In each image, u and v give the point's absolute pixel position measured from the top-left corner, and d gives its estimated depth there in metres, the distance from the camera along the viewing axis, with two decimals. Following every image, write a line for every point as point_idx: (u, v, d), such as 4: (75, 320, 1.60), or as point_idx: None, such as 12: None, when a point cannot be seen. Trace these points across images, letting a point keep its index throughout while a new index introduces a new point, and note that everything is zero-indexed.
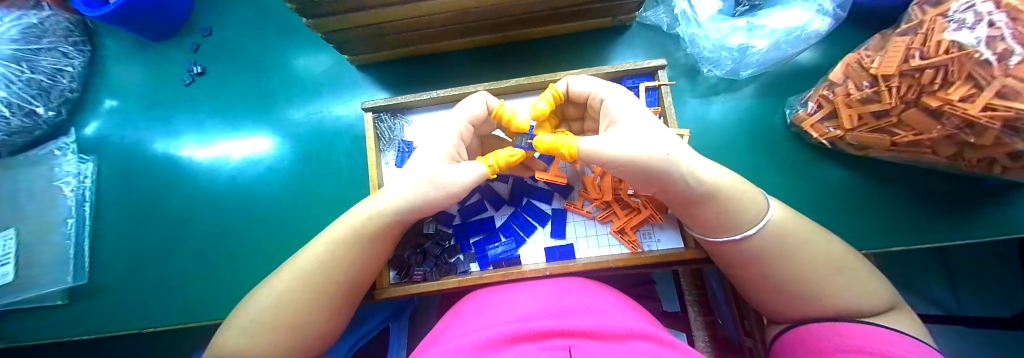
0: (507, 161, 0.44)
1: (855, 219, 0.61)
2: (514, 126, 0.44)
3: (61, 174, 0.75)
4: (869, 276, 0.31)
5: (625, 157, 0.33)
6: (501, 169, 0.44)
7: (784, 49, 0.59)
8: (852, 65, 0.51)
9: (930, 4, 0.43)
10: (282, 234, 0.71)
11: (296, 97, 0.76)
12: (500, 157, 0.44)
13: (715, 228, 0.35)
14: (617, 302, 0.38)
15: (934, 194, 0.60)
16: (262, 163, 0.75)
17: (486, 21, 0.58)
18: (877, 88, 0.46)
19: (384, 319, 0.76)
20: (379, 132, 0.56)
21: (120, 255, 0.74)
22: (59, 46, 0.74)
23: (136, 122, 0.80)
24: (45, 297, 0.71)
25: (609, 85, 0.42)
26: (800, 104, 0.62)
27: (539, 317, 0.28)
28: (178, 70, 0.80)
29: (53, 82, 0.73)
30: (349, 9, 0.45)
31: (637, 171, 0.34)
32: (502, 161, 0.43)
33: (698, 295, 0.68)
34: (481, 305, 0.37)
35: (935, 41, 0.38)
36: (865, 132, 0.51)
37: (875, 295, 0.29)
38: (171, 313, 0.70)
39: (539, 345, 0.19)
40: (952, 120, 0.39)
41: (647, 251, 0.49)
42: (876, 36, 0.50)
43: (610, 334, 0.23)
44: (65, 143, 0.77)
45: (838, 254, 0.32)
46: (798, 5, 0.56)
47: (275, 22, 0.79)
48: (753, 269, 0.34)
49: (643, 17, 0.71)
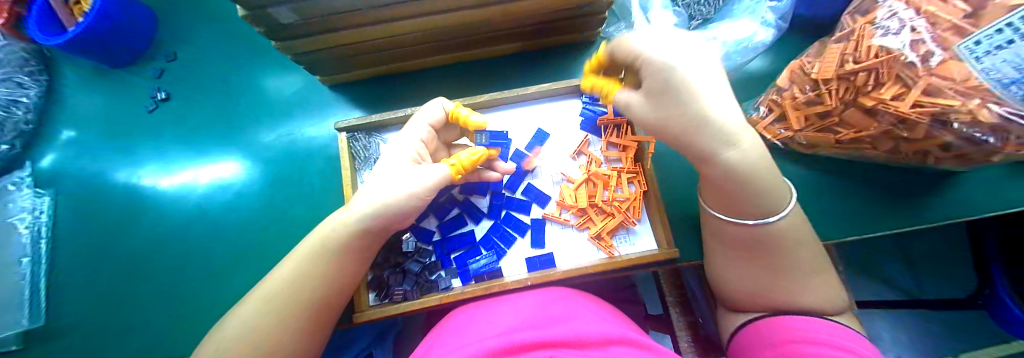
0: (471, 161, 0.48)
1: (817, 213, 0.65)
2: (470, 125, 0.50)
3: (15, 210, 0.70)
4: (827, 274, 0.40)
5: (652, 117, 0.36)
6: (465, 169, 0.48)
7: (735, 59, 0.62)
8: (796, 71, 0.54)
9: (859, 14, 0.47)
10: (254, 260, 0.68)
11: (265, 120, 0.75)
12: (462, 157, 0.48)
13: (735, 210, 0.37)
14: (598, 310, 0.40)
15: (884, 185, 0.64)
16: (230, 188, 0.72)
17: (455, 39, 0.59)
18: (818, 92, 0.49)
19: (366, 346, 0.75)
20: (354, 152, 0.57)
21: (82, 293, 0.70)
22: (13, 77, 0.72)
23: (94, 153, 0.77)
24: (0, 342, 0.66)
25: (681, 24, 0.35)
26: (754, 108, 0.66)
27: (521, 328, 0.32)
28: (141, 96, 0.78)
29: (7, 114, 0.71)
30: (310, 33, 0.45)
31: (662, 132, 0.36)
32: (466, 161, 0.47)
33: (680, 296, 0.67)
34: (466, 321, 0.39)
35: (865, 46, 0.42)
36: (812, 131, 0.55)
37: (827, 296, 0.38)
38: (136, 354, 0.65)
39: None
40: (886, 118, 0.43)
41: (624, 255, 0.51)
42: (816, 44, 0.54)
43: (587, 343, 0.28)
44: (20, 177, 0.73)
45: (813, 256, 0.39)
46: (745, 17, 0.61)
47: (244, 45, 0.79)
48: (758, 262, 0.39)
49: (605, 33, 0.73)
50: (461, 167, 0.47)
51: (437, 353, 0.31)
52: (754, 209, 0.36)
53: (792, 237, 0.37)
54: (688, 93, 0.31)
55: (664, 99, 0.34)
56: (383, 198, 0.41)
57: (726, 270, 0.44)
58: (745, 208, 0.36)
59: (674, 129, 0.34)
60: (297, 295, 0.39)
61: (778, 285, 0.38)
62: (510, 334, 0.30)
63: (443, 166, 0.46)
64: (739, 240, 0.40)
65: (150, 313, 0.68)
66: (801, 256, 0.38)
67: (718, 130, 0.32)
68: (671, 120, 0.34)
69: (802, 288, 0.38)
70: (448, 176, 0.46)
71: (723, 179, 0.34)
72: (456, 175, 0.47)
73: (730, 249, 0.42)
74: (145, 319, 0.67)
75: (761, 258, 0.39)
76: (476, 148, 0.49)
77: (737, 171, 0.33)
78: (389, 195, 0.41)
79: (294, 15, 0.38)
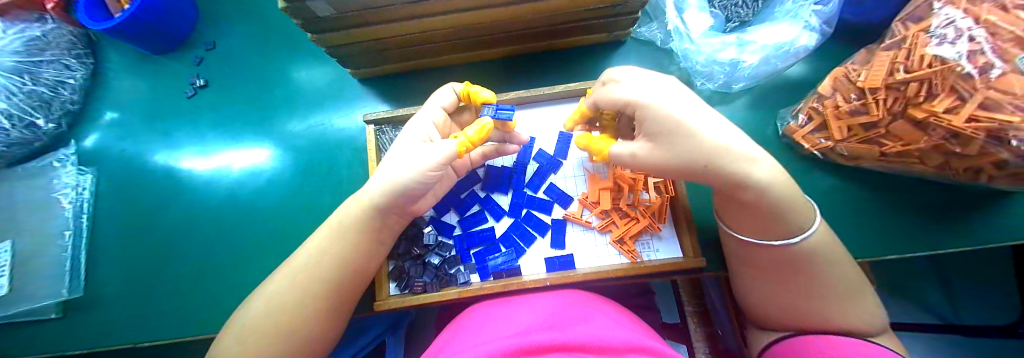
0: (479, 137, 0.41)
1: (852, 227, 0.62)
2: (480, 101, 0.48)
3: (60, 185, 0.74)
4: (867, 297, 0.38)
5: (664, 165, 0.35)
6: (475, 147, 0.42)
7: (774, 63, 0.61)
8: (840, 78, 0.52)
9: (913, 20, 0.44)
10: (277, 244, 0.70)
11: (296, 110, 0.77)
12: (468, 133, 0.41)
13: (768, 234, 0.36)
14: (615, 314, 0.40)
15: (927, 202, 0.61)
16: (263, 175, 0.75)
17: (486, 36, 0.59)
18: (865, 101, 0.47)
19: (380, 333, 0.77)
20: (380, 144, 0.58)
21: (117, 267, 0.73)
22: (62, 59, 0.75)
23: (136, 134, 0.81)
24: (41, 310, 0.68)
25: (658, 76, 0.38)
26: (791, 116, 0.64)
27: (540, 329, 0.32)
28: (180, 82, 0.81)
29: (55, 94, 0.74)
30: (348, 25, 0.45)
31: (680, 175, 0.35)
32: (473, 137, 0.41)
33: (698, 307, 0.67)
34: (483, 319, 0.39)
35: (918, 55, 0.40)
36: (854, 142, 0.53)
37: (870, 319, 0.36)
38: (163, 329, 0.68)
39: None
40: (937, 131, 0.40)
41: (646, 261, 0.50)
42: (863, 50, 0.51)
43: (608, 348, 0.28)
44: (65, 155, 0.77)
45: (848, 277, 0.38)
46: (786, 21, 0.58)
47: (280, 38, 0.81)
48: (782, 278, 0.39)
49: (637, 33, 0.74)
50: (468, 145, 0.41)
51: (454, 349, 0.31)
52: (778, 229, 0.35)
53: (824, 255, 0.36)
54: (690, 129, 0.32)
55: (668, 140, 0.34)
56: (393, 180, 0.41)
57: (756, 288, 0.43)
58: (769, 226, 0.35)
59: (688, 165, 0.33)
60: (335, 277, 0.41)
61: (804, 302, 0.37)
62: (528, 335, 0.30)
63: (451, 142, 0.41)
64: (761, 258, 0.40)
65: (179, 291, 0.70)
66: (832, 275, 0.37)
67: (741, 154, 0.31)
68: (692, 155, 0.32)
69: (835, 307, 0.36)
70: (453, 155, 0.41)
71: (760, 201, 0.33)
72: (462, 152, 0.41)
73: (760, 269, 0.41)
74: (172, 296, 0.70)
75: (787, 275, 0.38)
76: (483, 119, 0.42)
77: (770, 191, 0.32)
78: (401, 175, 0.40)
79: (330, 9, 0.39)
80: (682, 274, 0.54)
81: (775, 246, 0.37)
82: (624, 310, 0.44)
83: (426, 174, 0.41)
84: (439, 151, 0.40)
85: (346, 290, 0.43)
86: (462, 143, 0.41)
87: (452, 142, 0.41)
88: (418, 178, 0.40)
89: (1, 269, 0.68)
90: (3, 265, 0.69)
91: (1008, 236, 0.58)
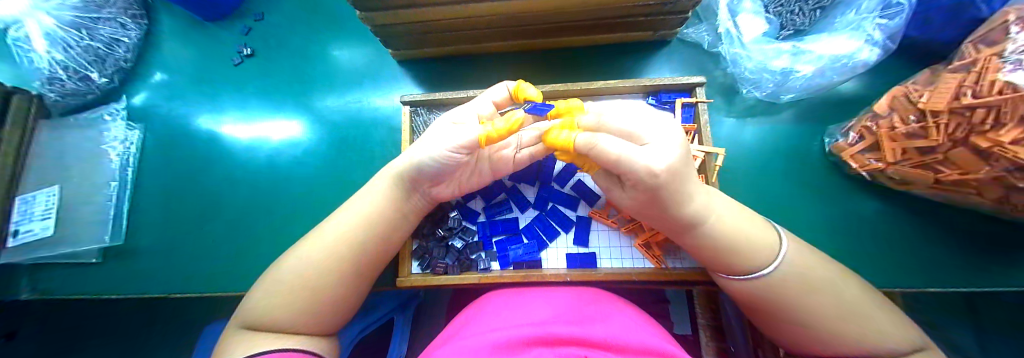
0: (506, 129, 0.36)
1: (884, 254, 0.60)
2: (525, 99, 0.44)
3: (108, 138, 0.79)
4: (890, 317, 0.32)
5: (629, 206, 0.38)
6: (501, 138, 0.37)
7: (831, 76, 0.59)
8: (899, 97, 0.50)
9: (986, 43, 0.41)
10: (305, 214, 0.73)
11: (333, 87, 0.79)
12: (496, 123, 0.37)
13: (732, 271, 0.36)
14: (638, 318, 0.33)
15: (973, 236, 0.58)
16: (298, 146, 0.77)
17: (529, 26, 0.59)
18: (924, 124, 0.45)
19: (387, 312, 0.76)
20: (414, 126, 0.59)
21: (154, 221, 0.77)
22: (118, 17, 0.79)
23: (180, 95, 0.84)
24: (83, 254, 0.73)
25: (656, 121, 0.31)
26: (840, 133, 0.62)
27: (561, 322, 0.26)
28: (228, 50, 0.84)
29: (109, 51, 0.79)
30: (399, 5, 0.46)
31: (640, 216, 0.39)
32: (499, 128, 0.36)
33: (712, 320, 0.63)
34: (501, 305, 0.33)
35: (989, 80, 0.36)
36: (908, 166, 0.51)
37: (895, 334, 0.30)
38: (190, 284, 0.71)
39: (555, 352, 0.18)
40: (1000, 163, 0.38)
41: (671, 268, 0.48)
42: (926, 70, 0.49)
43: (628, 348, 0.21)
44: (116, 109, 0.81)
45: (854, 299, 0.33)
46: (846, 33, 0.56)
47: (323, 15, 0.83)
48: (765, 309, 0.36)
49: (684, 34, 0.72)
50: (485, 136, 0.36)
51: (465, 332, 0.26)
52: (735, 268, 0.36)
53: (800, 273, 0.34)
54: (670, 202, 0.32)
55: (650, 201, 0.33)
56: (423, 157, 0.40)
57: (762, 321, 0.39)
58: (716, 266, 0.38)
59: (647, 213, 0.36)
60: (365, 250, 0.42)
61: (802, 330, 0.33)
62: (546, 325, 0.24)
63: (477, 128, 0.38)
64: (737, 292, 0.38)
65: (209, 249, 0.73)
66: (826, 299, 0.32)
67: (695, 220, 0.34)
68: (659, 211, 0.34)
69: (841, 338, 0.31)
70: (473, 144, 0.38)
71: (707, 249, 0.36)
72: (482, 143, 0.37)
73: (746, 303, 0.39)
74: (200, 253, 0.73)
75: (767, 305, 0.35)
76: (516, 112, 0.37)
77: (712, 248, 0.36)
78: (429, 153, 0.39)
79: None
80: (702, 284, 0.55)
81: (744, 280, 0.36)
82: (635, 307, 0.38)
83: (454, 157, 0.39)
84: (461, 136, 0.37)
85: (370, 263, 0.43)
86: (485, 132, 0.36)
87: (476, 129, 0.37)
88: (443, 158, 0.39)
89: (48, 211, 0.70)
90: (52, 207, 0.71)
91: None
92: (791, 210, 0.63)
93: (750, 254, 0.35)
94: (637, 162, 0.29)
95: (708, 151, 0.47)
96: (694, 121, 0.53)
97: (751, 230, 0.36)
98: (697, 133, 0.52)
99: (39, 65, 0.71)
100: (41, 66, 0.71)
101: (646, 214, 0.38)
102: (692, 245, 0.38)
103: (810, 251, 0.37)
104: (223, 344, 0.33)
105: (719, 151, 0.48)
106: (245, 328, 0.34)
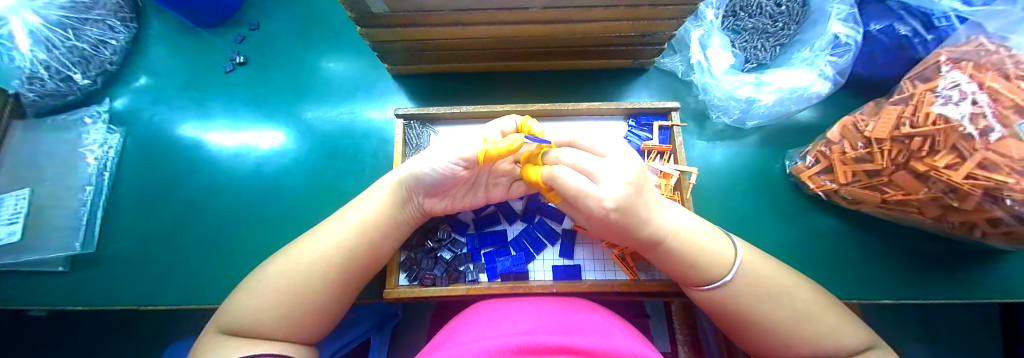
0: (506, 150, 0.38)
1: (845, 269, 0.65)
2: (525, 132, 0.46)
3: (86, 141, 0.76)
4: (845, 321, 0.36)
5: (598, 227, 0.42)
6: (500, 157, 0.38)
7: (788, 105, 0.65)
8: (848, 126, 0.55)
9: (920, 80, 0.47)
10: (290, 223, 0.72)
11: (324, 99, 0.80)
12: (498, 143, 0.38)
13: (696, 281, 0.40)
14: (621, 327, 0.35)
15: (920, 253, 0.64)
16: (286, 155, 0.77)
17: (520, 49, 0.63)
18: (870, 149, 0.50)
19: (365, 331, 0.77)
20: (407, 138, 0.60)
21: (129, 228, 0.74)
22: (107, 20, 0.78)
23: (168, 100, 0.83)
24: (48, 261, 0.68)
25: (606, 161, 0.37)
26: (798, 157, 0.67)
27: (549, 332, 0.27)
28: (220, 58, 0.84)
29: (95, 53, 0.77)
30: (399, 24, 0.48)
31: (608, 235, 0.42)
32: (499, 147, 0.38)
33: (689, 335, 0.70)
34: (488, 317, 0.33)
35: (923, 112, 0.43)
36: (858, 187, 0.56)
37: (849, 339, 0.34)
38: (164, 294, 0.68)
39: None
40: (937, 185, 0.43)
41: (648, 279, 0.51)
42: (872, 103, 0.55)
43: (619, 353, 0.23)
44: (96, 112, 0.79)
45: (807, 303, 0.37)
46: (802, 68, 0.62)
47: (321, 27, 0.85)
48: (728, 314, 0.39)
49: (661, 63, 0.78)
50: (483, 152, 0.37)
51: (453, 343, 0.27)
52: (700, 278, 0.39)
53: (761, 285, 0.38)
54: (633, 229, 0.37)
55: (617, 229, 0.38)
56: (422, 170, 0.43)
57: (736, 333, 0.41)
58: (684, 277, 0.41)
59: (616, 233, 0.40)
60: (364, 258, 0.43)
61: (773, 339, 0.36)
62: (535, 335, 0.25)
63: (477, 145, 0.39)
64: (704, 301, 0.41)
65: (189, 257, 0.71)
66: (783, 305, 0.36)
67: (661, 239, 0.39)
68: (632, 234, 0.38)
69: (807, 341, 0.34)
70: (471, 159, 0.39)
71: (674, 262, 0.40)
72: (480, 158, 0.38)
73: (718, 316, 0.41)
74: (179, 261, 0.71)
75: (734, 315, 0.39)
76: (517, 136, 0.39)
77: (669, 261, 0.41)
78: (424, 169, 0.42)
79: (385, 7, 0.41)
80: (678, 296, 0.57)
81: (711, 288, 0.39)
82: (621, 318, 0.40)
83: (455, 170, 0.41)
84: (464, 149, 0.39)
85: (362, 271, 0.44)
86: (485, 149, 0.38)
87: (477, 145, 0.39)
88: (445, 171, 0.41)
89: (17, 215, 0.68)
90: (20, 211, 0.68)
91: (999, 293, 0.60)
92: (760, 227, 0.68)
93: (714, 263, 0.39)
94: (590, 195, 0.34)
95: (683, 169, 0.52)
96: (670, 142, 0.58)
97: (714, 245, 0.40)
98: (672, 153, 0.57)
99: (20, 63, 0.68)
100: (21, 65, 0.68)
101: (615, 234, 0.40)
102: (656, 257, 0.42)
103: (772, 266, 0.40)
104: (198, 351, 0.32)
105: (692, 170, 0.54)
106: (222, 333, 0.34)
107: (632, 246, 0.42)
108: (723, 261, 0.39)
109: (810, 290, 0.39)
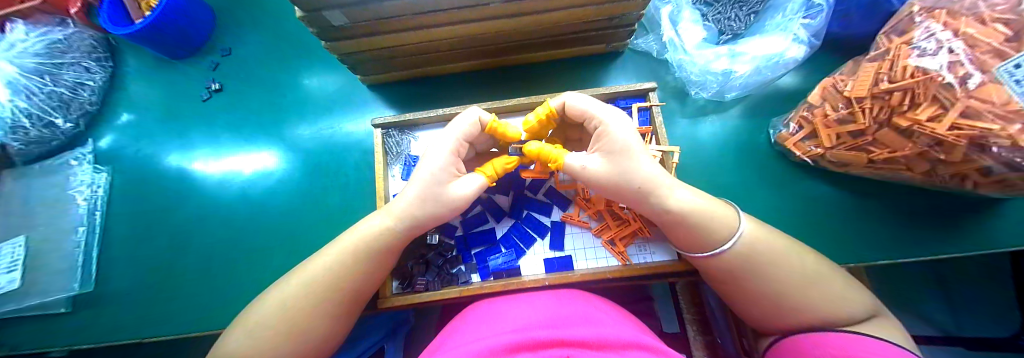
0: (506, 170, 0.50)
1: (843, 234, 0.64)
2: (507, 136, 0.50)
3: (75, 182, 0.77)
4: (837, 289, 0.36)
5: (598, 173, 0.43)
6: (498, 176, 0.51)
7: (765, 74, 0.64)
8: (828, 88, 0.55)
9: (896, 33, 0.46)
10: (285, 243, 0.72)
11: (305, 115, 0.80)
12: (497, 167, 0.50)
13: (698, 243, 0.41)
14: (611, 311, 0.36)
15: (917, 208, 0.63)
16: (272, 176, 0.77)
17: (491, 45, 0.63)
18: (852, 109, 0.49)
19: (378, 340, 0.78)
20: (387, 147, 0.60)
21: (125, 264, 0.74)
22: (82, 61, 0.78)
23: (150, 134, 0.83)
24: (51, 304, 0.69)
25: (606, 108, 0.44)
26: (782, 125, 0.66)
27: (540, 326, 0.27)
28: (197, 86, 0.84)
29: (74, 95, 0.77)
30: (363, 34, 0.48)
31: (605, 185, 0.43)
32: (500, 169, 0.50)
33: (696, 314, 0.66)
34: (483, 315, 0.34)
35: (900, 66, 0.42)
36: (843, 150, 0.55)
37: (851, 303, 0.35)
38: (168, 324, 0.69)
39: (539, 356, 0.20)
40: (921, 139, 0.42)
41: (639, 263, 0.51)
42: (851, 62, 0.53)
43: (610, 344, 0.24)
44: (82, 154, 0.80)
45: (809, 268, 0.38)
46: (778, 34, 0.62)
47: (295, 43, 0.85)
48: (714, 275, 0.43)
49: (635, 45, 0.77)
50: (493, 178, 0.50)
51: (448, 346, 0.27)
52: (705, 239, 0.40)
53: (764, 254, 0.38)
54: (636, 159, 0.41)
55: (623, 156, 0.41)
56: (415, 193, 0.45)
57: (736, 302, 0.42)
58: (687, 239, 0.42)
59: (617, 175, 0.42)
60: (353, 270, 0.43)
61: (777, 305, 0.37)
62: (526, 331, 0.25)
63: (479, 175, 0.49)
64: (709, 268, 0.42)
65: (188, 286, 0.72)
66: (789, 272, 0.37)
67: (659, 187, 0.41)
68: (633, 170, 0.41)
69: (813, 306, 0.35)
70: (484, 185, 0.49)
71: (675, 222, 0.41)
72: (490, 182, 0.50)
73: (721, 283, 0.42)
74: (179, 291, 0.71)
75: (740, 283, 0.39)
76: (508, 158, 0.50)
77: (669, 215, 0.41)
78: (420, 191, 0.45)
79: (344, 18, 0.40)
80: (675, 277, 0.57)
81: (715, 252, 0.40)
82: (614, 305, 0.40)
83: None
84: (472, 181, 0.48)
85: (352, 284, 0.44)
86: (490, 177, 0.49)
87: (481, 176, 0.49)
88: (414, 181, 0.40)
89: (15, 263, 0.70)
90: (18, 259, 0.70)
91: (1003, 241, 0.59)
92: (752, 199, 0.67)
93: (716, 226, 0.40)
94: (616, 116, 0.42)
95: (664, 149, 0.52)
96: (649, 123, 0.57)
97: (716, 208, 0.41)
98: (652, 135, 0.56)
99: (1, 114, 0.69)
100: (3, 115, 0.69)
101: (613, 181, 0.42)
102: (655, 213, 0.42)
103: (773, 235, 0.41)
104: None
105: (674, 149, 0.53)
106: None
107: (628, 199, 0.43)
108: (726, 226, 0.40)
109: (810, 259, 0.39)
